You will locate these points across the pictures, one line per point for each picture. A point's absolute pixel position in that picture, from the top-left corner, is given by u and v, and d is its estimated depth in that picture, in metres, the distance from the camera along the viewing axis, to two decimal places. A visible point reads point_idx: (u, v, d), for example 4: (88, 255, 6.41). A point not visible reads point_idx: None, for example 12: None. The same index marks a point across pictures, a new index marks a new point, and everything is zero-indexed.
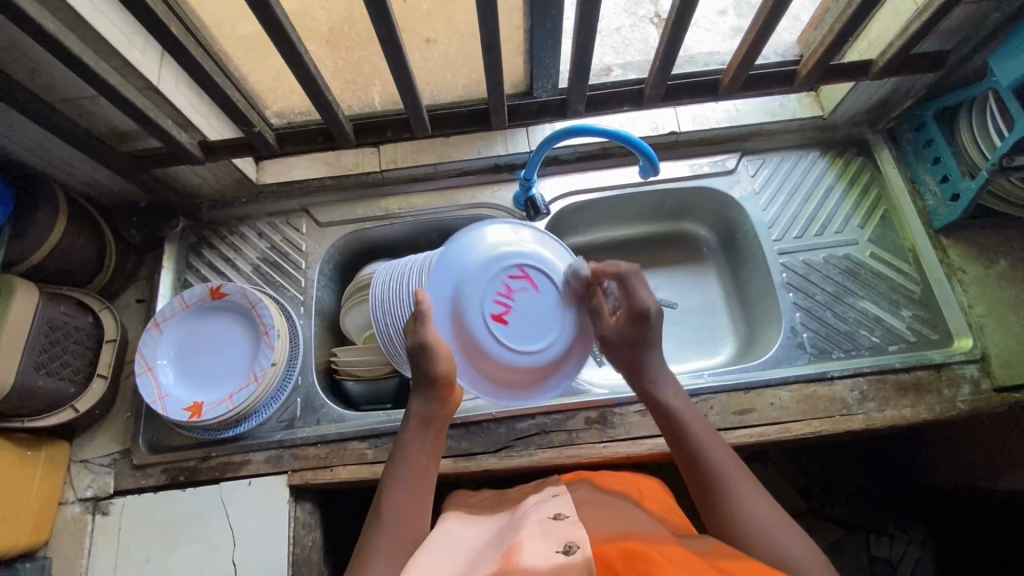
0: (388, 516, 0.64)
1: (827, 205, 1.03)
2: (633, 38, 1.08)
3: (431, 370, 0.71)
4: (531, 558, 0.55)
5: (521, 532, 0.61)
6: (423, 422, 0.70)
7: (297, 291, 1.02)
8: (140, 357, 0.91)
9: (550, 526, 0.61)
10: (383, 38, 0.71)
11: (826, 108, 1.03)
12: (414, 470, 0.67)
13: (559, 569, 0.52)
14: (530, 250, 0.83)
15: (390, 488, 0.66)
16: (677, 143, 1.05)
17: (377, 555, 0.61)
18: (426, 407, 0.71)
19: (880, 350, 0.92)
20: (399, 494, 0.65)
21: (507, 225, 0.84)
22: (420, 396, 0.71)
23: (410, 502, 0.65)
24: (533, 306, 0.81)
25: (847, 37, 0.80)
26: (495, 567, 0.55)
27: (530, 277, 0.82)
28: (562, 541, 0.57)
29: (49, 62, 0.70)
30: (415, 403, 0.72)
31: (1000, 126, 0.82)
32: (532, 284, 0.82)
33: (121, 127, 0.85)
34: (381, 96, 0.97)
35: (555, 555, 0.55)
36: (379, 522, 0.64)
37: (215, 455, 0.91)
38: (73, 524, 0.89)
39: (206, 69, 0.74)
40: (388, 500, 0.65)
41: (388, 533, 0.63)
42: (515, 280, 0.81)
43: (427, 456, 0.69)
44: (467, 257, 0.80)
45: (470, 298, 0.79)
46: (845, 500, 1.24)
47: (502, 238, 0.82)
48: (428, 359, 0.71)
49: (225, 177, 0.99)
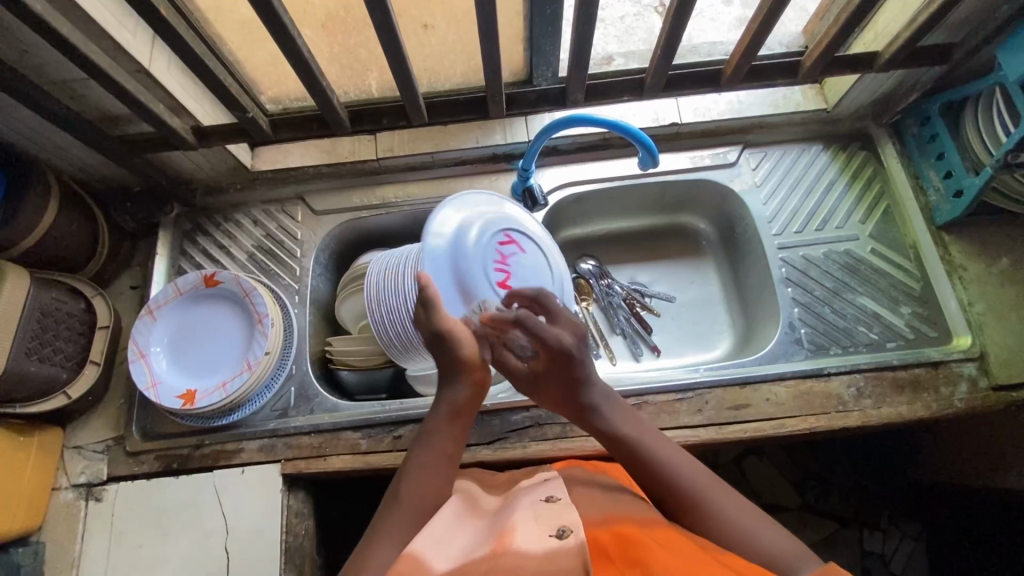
0: (406, 496, 0.65)
1: (829, 199, 1.01)
2: (635, 27, 1.06)
3: (455, 353, 0.71)
4: (525, 541, 0.54)
5: (515, 515, 0.61)
6: (454, 411, 0.71)
7: (292, 280, 1.01)
8: (134, 344, 0.91)
9: (543, 508, 0.61)
10: (378, 22, 0.70)
11: (831, 101, 1.01)
12: (438, 453, 0.69)
13: (553, 554, 0.52)
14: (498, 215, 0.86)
15: (412, 468, 0.67)
16: (678, 135, 1.04)
17: (389, 533, 0.62)
18: (457, 396, 0.71)
19: (878, 347, 0.92)
20: (421, 475, 0.67)
21: (463, 197, 0.85)
22: (453, 384, 0.72)
23: (431, 483, 0.66)
24: (526, 269, 0.85)
25: (852, 27, 0.79)
26: (489, 549, 0.55)
27: (517, 242, 0.86)
28: (555, 526, 0.56)
29: (36, 43, 0.69)
30: (447, 389, 0.72)
31: (1007, 122, 0.81)
32: (519, 245, 0.86)
33: (113, 111, 0.83)
34: (378, 82, 0.95)
35: (549, 539, 0.54)
36: (396, 500, 0.65)
37: (209, 442, 0.91)
38: (66, 510, 0.89)
39: (198, 52, 0.73)
40: (408, 481, 0.66)
41: (405, 513, 0.64)
42: (505, 245, 0.84)
43: (452, 444, 0.70)
44: (454, 239, 0.81)
45: (472, 271, 0.79)
46: (838, 494, 1.24)
47: (472, 209, 0.85)
48: (446, 344, 0.71)
49: (219, 164, 0.98)
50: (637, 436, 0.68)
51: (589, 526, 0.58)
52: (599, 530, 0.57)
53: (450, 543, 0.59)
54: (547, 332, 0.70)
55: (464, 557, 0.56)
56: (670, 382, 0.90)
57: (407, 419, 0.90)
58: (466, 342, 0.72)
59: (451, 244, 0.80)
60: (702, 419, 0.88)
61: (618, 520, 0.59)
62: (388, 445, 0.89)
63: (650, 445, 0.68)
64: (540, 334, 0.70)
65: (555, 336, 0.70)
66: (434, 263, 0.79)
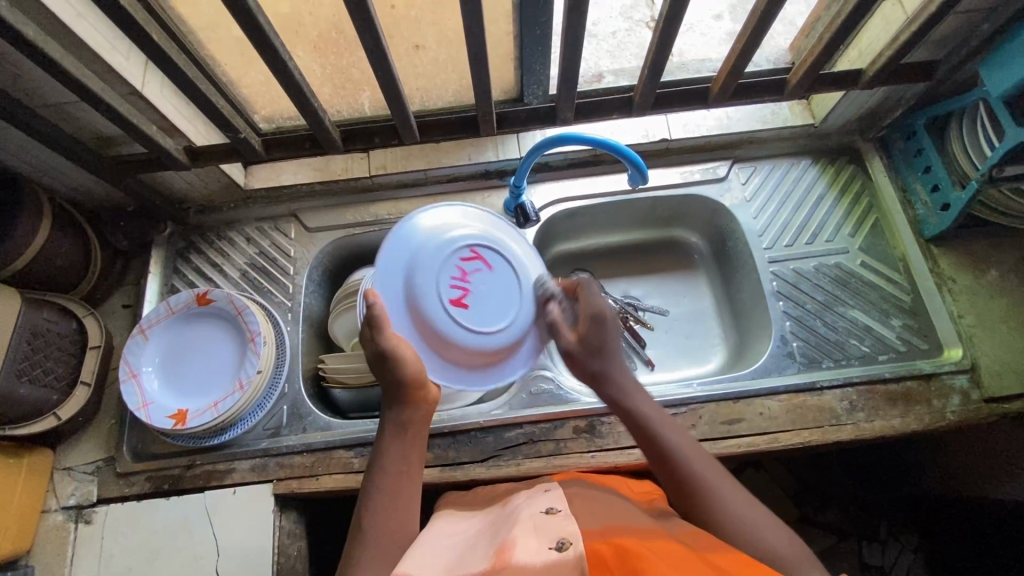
0: (371, 525, 0.63)
1: (818, 213, 1.02)
2: (627, 42, 1.08)
3: (403, 376, 0.69)
4: (524, 555, 0.54)
5: (514, 529, 0.60)
6: (399, 429, 0.69)
7: (284, 297, 1.01)
8: (125, 363, 0.90)
9: (543, 521, 0.60)
10: (369, 44, 0.70)
11: (818, 116, 1.02)
12: (392, 475, 0.67)
13: (553, 566, 0.51)
14: (465, 227, 0.77)
15: (370, 499, 0.65)
16: (668, 150, 1.05)
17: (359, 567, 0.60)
18: (399, 413, 0.70)
19: (870, 360, 0.92)
20: (381, 501, 0.65)
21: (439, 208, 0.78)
22: (393, 402, 0.70)
23: (395, 508, 0.64)
24: (491, 287, 0.76)
25: (837, 46, 0.80)
26: (488, 564, 0.54)
27: (484, 258, 0.77)
28: (554, 538, 0.56)
29: (29, 68, 0.69)
30: (390, 411, 0.71)
31: (991, 137, 0.82)
32: (486, 262, 0.77)
33: (106, 133, 0.84)
34: (370, 102, 0.96)
35: (548, 552, 0.54)
36: (362, 532, 0.62)
37: (200, 463, 0.90)
38: (55, 533, 0.88)
39: (189, 76, 0.74)
40: (373, 509, 0.64)
41: (371, 543, 0.61)
42: (469, 262, 0.76)
43: (407, 461, 0.68)
44: (415, 250, 0.74)
45: (425, 291, 0.73)
46: (836, 508, 1.22)
47: (442, 220, 0.77)
48: (394, 365, 0.68)
49: (212, 183, 0.99)
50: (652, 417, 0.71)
51: (588, 537, 0.57)
52: (597, 542, 0.56)
53: (447, 559, 0.59)
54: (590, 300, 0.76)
55: (462, 571, 0.55)
56: (662, 398, 0.90)
57: None
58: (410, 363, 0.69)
59: (410, 250, 0.74)
60: (696, 435, 0.87)
61: (618, 533, 0.58)
62: None
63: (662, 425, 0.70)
64: (586, 300, 0.76)
65: (600, 302, 0.75)
66: (385, 281, 0.73)
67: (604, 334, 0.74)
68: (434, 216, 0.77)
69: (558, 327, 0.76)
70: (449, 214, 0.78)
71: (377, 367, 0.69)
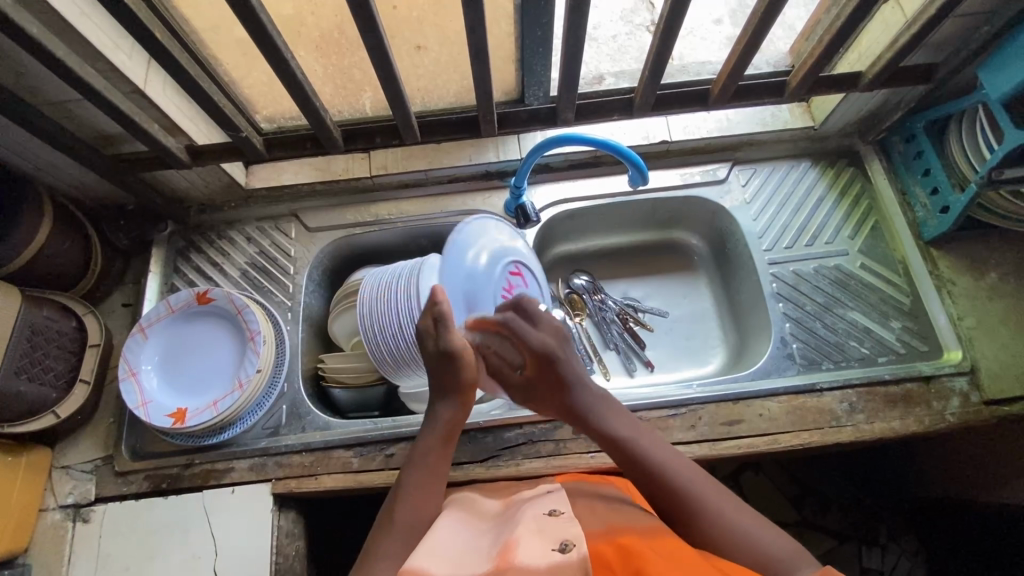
0: (401, 517, 0.65)
1: (817, 215, 1.02)
2: (628, 46, 1.08)
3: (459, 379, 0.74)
4: (527, 557, 0.54)
5: (517, 530, 0.60)
6: (444, 431, 0.73)
7: (284, 297, 1.01)
8: (125, 362, 0.90)
9: (546, 522, 0.61)
10: (370, 44, 0.71)
11: (818, 119, 1.02)
12: (431, 470, 0.71)
13: (557, 568, 0.51)
14: (506, 246, 0.94)
15: (407, 489, 0.68)
16: (668, 152, 1.05)
17: (384, 555, 0.61)
18: (448, 415, 0.74)
19: (870, 362, 0.92)
20: (415, 496, 0.68)
21: (483, 223, 0.92)
22: (444, 402, 0.74)
23: (426, 506, 0.68)
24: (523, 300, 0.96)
25: (836, 48, 0.80)
26: (490, 566, 0.54)
27: (522, 275, 0.96)
28: (557, 540, 0.56)
29: (32, 66, 0.70)
30: (438, 408, 0.75)
31: (991, 139, 0.82)
32: (523, 278, 0.96)
33: (108, 131, 0.84)
34: (371, 103, 0.96)
35: (551, 554, 0.54)
36: (391, 524, 0.65)
37: (199, 462, 0.90)
38: (53, 532, 0.87)
39: (192, 74, 0.74)
40: (405, 504, 0.67)
41: (400, 536, 0.63)
42: (512, 276, 0.94)
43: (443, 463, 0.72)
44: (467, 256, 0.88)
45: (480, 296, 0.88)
46: (836, 511, 1.22)
47: (485, 236, 0.92)
48: (458, 369, 0.74)
49: (213, 182, 0.99)
50: (628, 436, 0.70)
51: (591, 538, 0.57)
52: (600, 543, 0.56)
53: (452, 561, 0.59)
54: (530, 335, 0.78)
55: (465, 573, 0.55)
56: (662, 398, 0.90)
57: (400, 437, 0.90)
58: (470, 367, 0.75)
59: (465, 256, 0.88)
60: (695, 435, 0.87)
61: (621, 533, 0.58)
62: (380, 463, 0.89)
63: (638, 440, 0.69)
64: (525, 337, 0.77)
65: (538, 341, 0.77)
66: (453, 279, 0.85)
67: (554, 368, 0.75)
68: (478, 229, 0.91)
69: (506, 372, 0.80)
70: (490, 234, 0.93)
71: (440, 367, 0.74)
